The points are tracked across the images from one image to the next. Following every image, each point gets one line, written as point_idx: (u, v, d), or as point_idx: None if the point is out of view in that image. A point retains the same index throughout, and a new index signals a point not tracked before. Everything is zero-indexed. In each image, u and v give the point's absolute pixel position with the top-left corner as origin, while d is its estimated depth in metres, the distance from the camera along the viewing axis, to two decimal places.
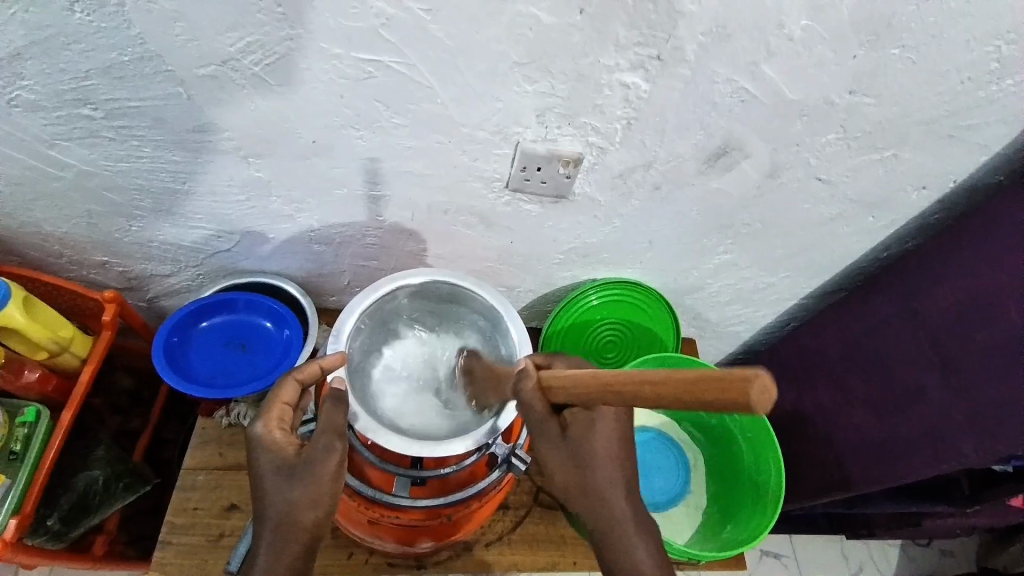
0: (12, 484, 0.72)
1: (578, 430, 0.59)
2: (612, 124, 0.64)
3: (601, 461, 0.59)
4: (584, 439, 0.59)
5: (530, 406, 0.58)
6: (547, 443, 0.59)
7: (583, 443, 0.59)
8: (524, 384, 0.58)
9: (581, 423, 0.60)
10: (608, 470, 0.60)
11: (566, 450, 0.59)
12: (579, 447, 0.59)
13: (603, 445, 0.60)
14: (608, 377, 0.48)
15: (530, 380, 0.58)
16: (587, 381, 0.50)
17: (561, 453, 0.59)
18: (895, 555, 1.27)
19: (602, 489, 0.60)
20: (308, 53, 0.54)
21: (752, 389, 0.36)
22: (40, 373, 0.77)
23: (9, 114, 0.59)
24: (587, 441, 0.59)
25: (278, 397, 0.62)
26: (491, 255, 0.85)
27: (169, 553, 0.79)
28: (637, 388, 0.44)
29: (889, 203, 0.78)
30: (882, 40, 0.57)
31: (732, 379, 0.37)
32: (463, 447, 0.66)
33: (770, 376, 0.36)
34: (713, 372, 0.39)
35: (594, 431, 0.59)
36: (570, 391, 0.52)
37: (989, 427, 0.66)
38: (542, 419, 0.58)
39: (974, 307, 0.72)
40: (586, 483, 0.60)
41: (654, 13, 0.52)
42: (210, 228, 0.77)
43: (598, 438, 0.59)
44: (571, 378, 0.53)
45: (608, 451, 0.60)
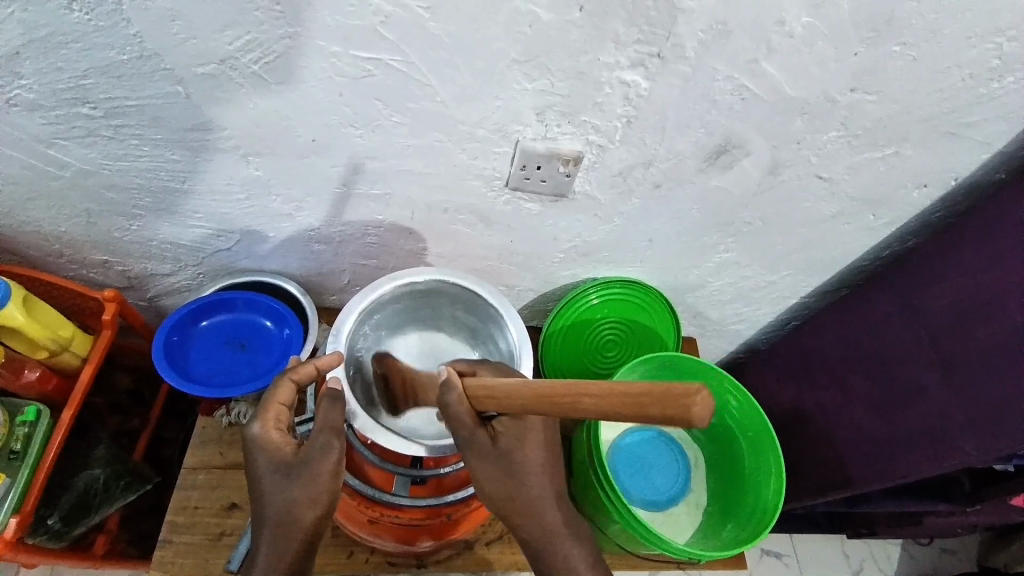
0: (12, 483, 0.72)
1: (504, 439, 0.61)
2: (612, 122, 0.63)
3: (528, 468, 0.61)
4: (511, 447, 0.61)
5: (457, 416, 0.60)
6: (475, 452, 0.60)
7: (510, 451, 0.61)
8: (450, 395, 0.59)
9: (507, 431, 0.61)
10: (537, 477, 0.61)
11: (493, 457, 0.60)
12: (507, 454, 0.60)
13: (530, 453, 0.61)
14: (547, 389, 0.50)
15: (455, 390, 0.59)
16: (523, 390, 0.52)
17: (490, 461, 0.60)
18: (895, 554, 1.27)
19: (531, 495, 0.61)
20: (306, 52, 0.54)
21: (696, 403, 0.40)
22: (40, 373, 0.76)
23: (7, 113, 0.59)
24: (514, 448, 0.61)
25: (276, 397, 0.61)
26: (491, 254, 0.85)
27: (169, 552, 0.79)
28: (580, 399, 0.47)
29: (890, 201, 0.78)
30: (882, 37, 0.56)
31: (674, 393, 0.41)
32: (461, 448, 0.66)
33: (711, 392, 0.40)
34: (657, 389, 0.42)
35: (519, 438, 0.61)
36: (505, 400, 0.54)
37: (990, 426, 0.66)
38: (469, 429, 0.60)
39: (976, 306, 0.72)
40: (516, 490, 0.61)
41: (654, 10, 0.52)
42: (208, 227, 0.77)
43: (525, 445, 0.61)
44: (503, 388, 0.55)
45: (534, 457, 0.61)
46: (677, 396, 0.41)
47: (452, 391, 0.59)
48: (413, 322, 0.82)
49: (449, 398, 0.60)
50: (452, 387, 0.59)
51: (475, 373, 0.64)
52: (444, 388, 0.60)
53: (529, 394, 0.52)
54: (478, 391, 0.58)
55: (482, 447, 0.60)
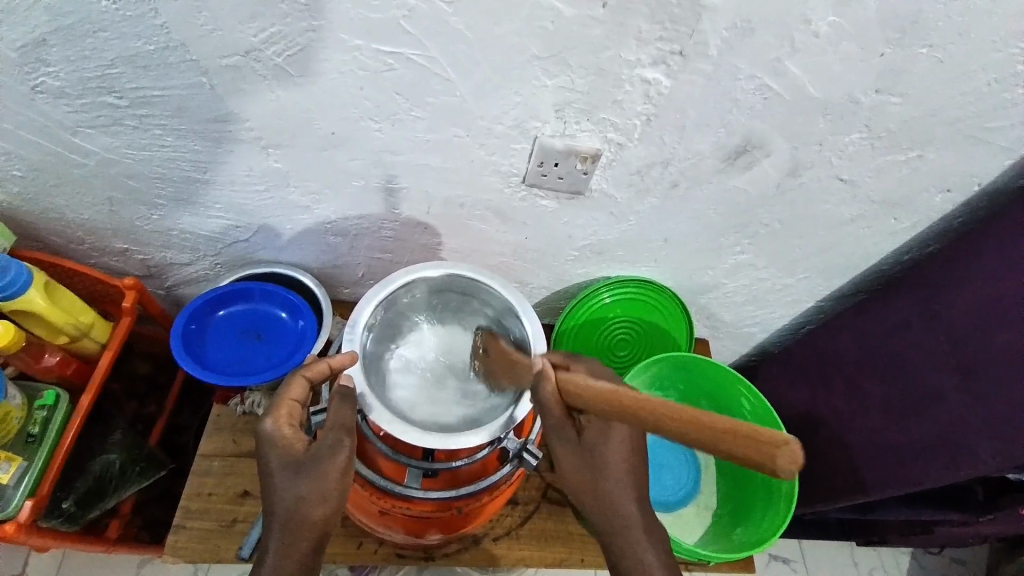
0: (30, 466, 0.73)
1: (591, 433, 0.60)
2: (631, 120, 0.63)
3: (611, 463, 0.61)
4: (596, 443, 0.60)
5: (547, 409, 0.58)
6: (561, 444, 0.60)
7: (596, 446, 0.60)
8: (544, 386, 0.57)
9: (594, 426, 0.60)
10: (619, 474, 0.61)
11: (581, 453, 0.60)
12: (592, 447, 0.60)
13: (615, 449, 0.61)
14: (626, 399, 0.45)
15: (549, 383, 0.56)
16: (608, 396, 0.47)
17: (574, 454, 0.60)
18: (905, 562, 1.26)
19: (611, 489, 0.61)
20: (328, 45, 0.54)
21: (781, 459, 0.35)
22: (59, 358, 0.78)
23: (34, 100, 0.59)
24: (599, 445, 0.60)
25: (289, 394, 0.61)
26: (506, 250, 0.85)
27: (183, 538, 0.80)
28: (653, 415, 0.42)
29: (910, 204, 0.77)
30: (909, 38, 0.56)
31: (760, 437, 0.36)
32: (477, 441, 0.66)
33: (802, 448, 0.36)
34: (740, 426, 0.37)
35: (606, 435, 0.60)
36: (585, 402, 0.52)
37: (1010, 430, 0.65)
38: (558, 422, 0.58)
39: (997, 312, 0.71)
40: (596, 483, 0.61)
41: (678, 7, 0.52)
42: (228, 218, 0.78)
43: (611, 443, 0.61)
44: (589, 388, 0.51)
45: (620, 455, 0.61)
46: (759, 442, 0.36)
47: (547, 381, 0.56)
48: (434, 318, 0.81)
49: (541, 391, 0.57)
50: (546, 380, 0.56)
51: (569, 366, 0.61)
52: (538, 379, 0.57)
53: (610, 402, 0.46)
54: (569, 386, 0.54)
55: (568, 440, 0.60)
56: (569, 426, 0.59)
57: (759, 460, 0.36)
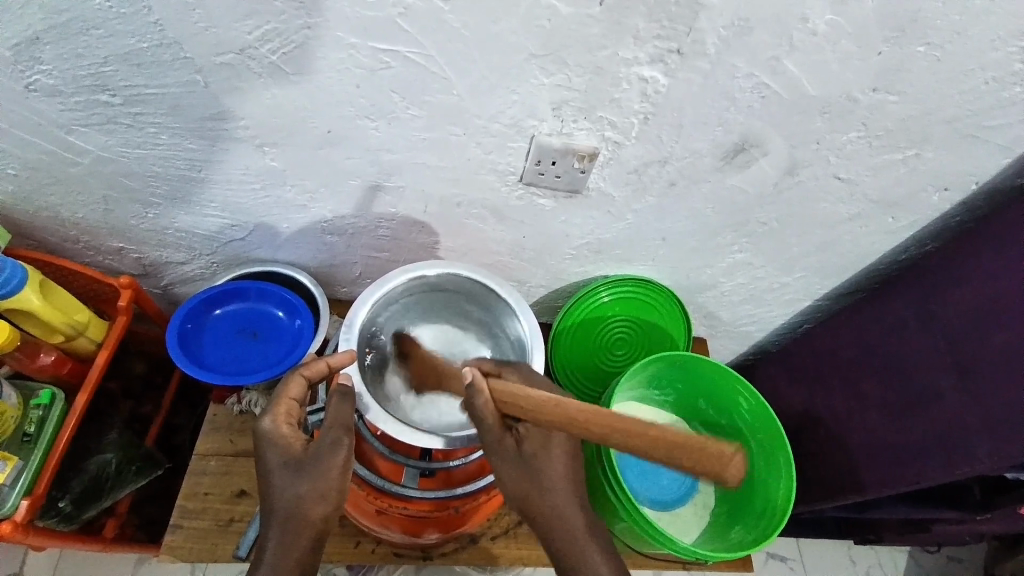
0: (25, 465, 0.73)
1: (529, 445, 0.61)
2: (628, 119, 0.63)
3: (551, 473, 0.61)
4: (537, 453, 0.61)
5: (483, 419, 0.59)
6: (501, 458, 0.60)
7: (535, 456, 0.61)
8: (477, 397, 0.59)
9: (532, 437, 0.61)
10: (561, 485, 0.61)
11: (521, 462, 0.60)
12: (531, 457, 0.60)
13: (555, 460, 0.61)
14: (573, 412, 0.49)
15: (484, 393, 0.58)
16: (552, 408, 0.51)
17: (514, 465, 0.60)
18: (902, 561, 1.26)
19: (554, 500, 0.60)
20: (324, 43, 0.54)
21: (728, 470, 0.43)
22: (55, 357, 0.78)
23: (28, 99, 0.59)
24: (540, 454, 0.61)
25: (287, 393, 0.61)
26: (503, 249, 0.84)
27: (179, 537, 0.80)
28: (608, 434, 0.47)
29: (907, 203, 0.77)
30: (907, 36, 0.56)
31: (709, 453, 0.44)
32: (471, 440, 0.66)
33: (744, 456, 0.44)
34: (694, 440, 0.44)
35: (545, 446, 0.61)
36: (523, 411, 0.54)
37: (1007, 431, 0.65)
38: (495, 433, 0.60)
39: (995, 312, 0.71)
40: (539, 495, 0.60)
41: (675, 5, 0.51)
42: (224, 217, 0.77)
43: (550, 454, 0.61)
44: (528, 399, 0.54)
45: (561, 465, 0.61)
46: (713, 456, 0.44)
47: (479, 392, 0.59)
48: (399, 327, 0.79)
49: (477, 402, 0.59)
50: (479, 390, 0.58)
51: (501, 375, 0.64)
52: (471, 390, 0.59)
53: (557, 414, 0.50)
54: (504, 395, 0.56)
55: (507, 451, 0.60)
56: (507, 436, 0.60)
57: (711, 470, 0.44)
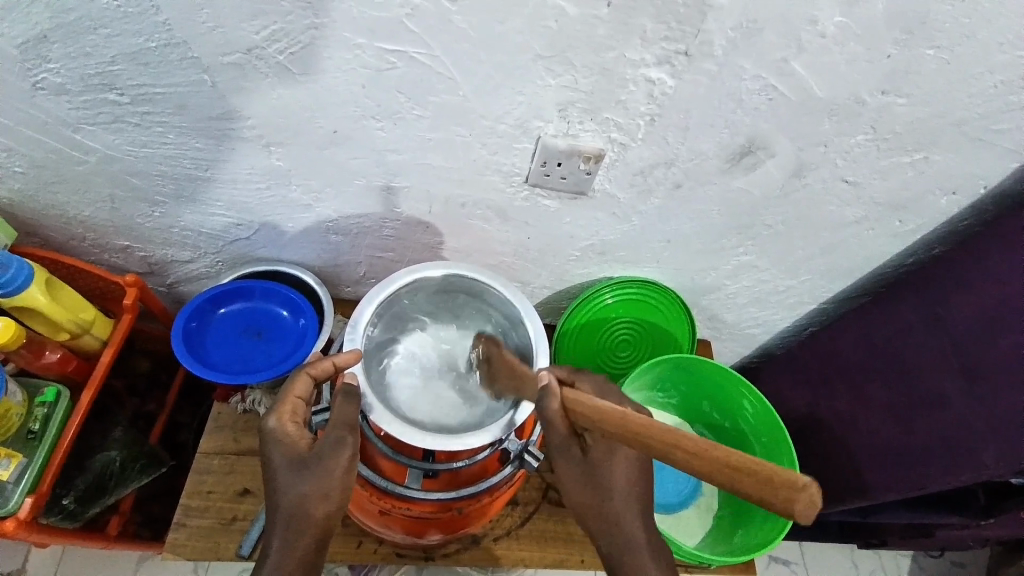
0: (29, 462, 0.73)
1: (596, 453, 0.60)
2: (635, 120, 0.63)
3: (615, 483, 0.60)
4: (602, 463, 0.60)
5: (552, 424, 0.58)
6: (565, 462, 0.60)
7: (600, 465, 0.60)
8: (548, 403, 0.57)
9: (599, 445, 0.60)
10: (623, 495, 0.60)
11: (585, 471, 0.60)
12: (597, 467, 0.60)
13: (619, 469, 0.60)
14: (635, 423, 0.46)
15: (556, 399, 0.57)
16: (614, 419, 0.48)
17: (578, 472, 0.60)
18: (905, 565, 1.25)
19: (615, 508, 0.60)
20: (331, 43, 0.54)
21: (800, 502, 0.37)
22: (60, 355, 0.78)
23: (36, 97, 0.59)
24: (605, 464, 0.60)
25: (292, 391, 0.62)
26: (507, 250, 0.84)
27: (182, 535, 0.80)
28: (669, 449, 0.43)
29: (914, 206, 0.76)
30: (916, 38, 0.55)
31: (778, 480, 0.38)
32: (480, 442, 0.66)
33: (819, 491, 0.37)
34: (764, 467, 0.39)
35: (610, 455, 0.60)
36: (590, 420, 0.52)
37: (1013, 436, 0.65)
38: (562, 438, 0.59)
39: (1002, 315, 0.70)
40: (601, 501, 0.60)
41: (684, 7, 0.51)
42: (230, 216, 0.77)
43: (615, 464, 0.60)
44: (595, 409, 0.52)
45: (624, 477, 0.60)
46: (779, 487, 0.38)
47: (551, 398, 0.57)
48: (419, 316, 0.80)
49: (546, 407, 0.57)
50: (552, 396, 0.57)
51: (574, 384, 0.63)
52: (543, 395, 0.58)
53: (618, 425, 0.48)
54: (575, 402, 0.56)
55: (572, 456, 0.60)
56: (574, 443, 0.59)
57: (779, 502, 0.38)
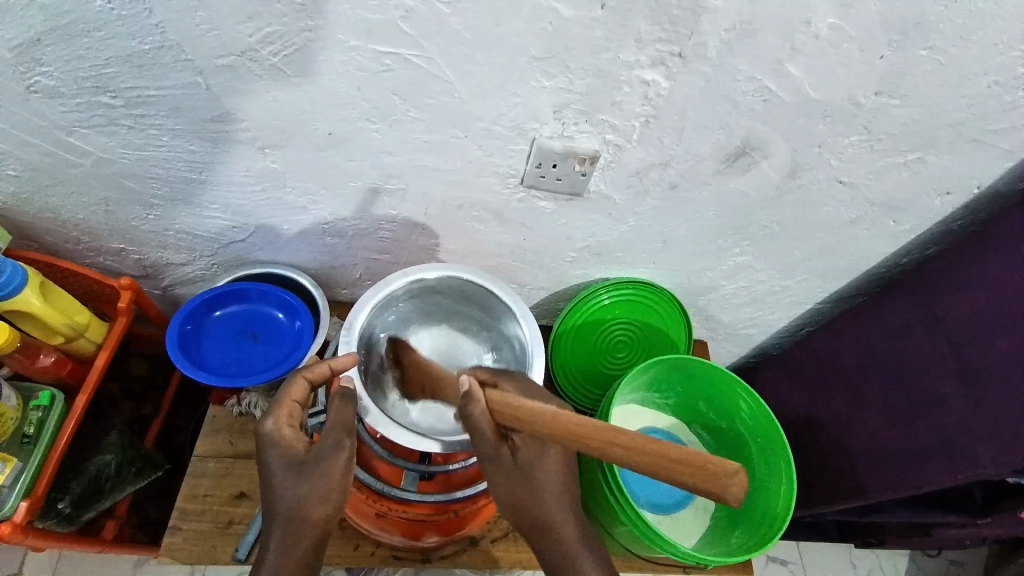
0: (25, 466, 0.73)
1: (524, 454, 0.61)
2: (630, 121, 0.63)
3: (545, 483, 0.61)
4: (532, 463, 0.61)
5: (480, 430, 0.59)
6: (497, 468, 0.60)
7: (529, 465, 0.61)
8: (473, 409, 0.59)
9: (526, 446, 0.61)
10: (555, 493, 0.61)
11: (514, 474, 0.60)
12: (526, 469, 0.61)
13: (548, 468, 0.61)
14: (567, 424, 0.49)
15: (479, 405, 0.58)
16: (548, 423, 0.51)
17: (507, 475, 0.60)
18: (903, 564, 1.26)
19: (546, 508, 0.61)
20: (327, 45, 0.54)
21: (735, 486, 0.45)
22: (55, 358, 0.78)
23: (29, 100, 0.59)
24: (535, 464, 0.61)
25: (289, 395, 0.61)
26: (504, 252, 0.84)
27: (179, 539, 0.79)
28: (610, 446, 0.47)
29: (909, 207, 0.77)
30: (910, 40, 0.56)
31: (713, 471, 0.45)
32: (441, 447, 0.65)
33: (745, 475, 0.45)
34: (698, 459, 0.46)
35: (539, 456, 0.61)
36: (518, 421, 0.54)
37: (1011, 438, 0.65)
38: (493, 446, 0.59)
39: (1000, 315, 0.70)
40: (533, 504, 0.61)
41: (679, 9, 0.51)
42: (226, 218, 0.77)
43: (544, 463, 0.61)
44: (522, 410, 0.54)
45: (553, 475, 0.61)
46: (716, 473, 0.45)
47: (476, 404, 0.58)
48: (414, 320, 0.80)
49: (472, 412, 0.59)
50: (476, 401, 0.58)
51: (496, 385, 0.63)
52: (468, 401, 0.59)
53: (552, 426, 0.50)
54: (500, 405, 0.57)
55: (501, 461, 0.60)
56: (503, 447, 0.60)
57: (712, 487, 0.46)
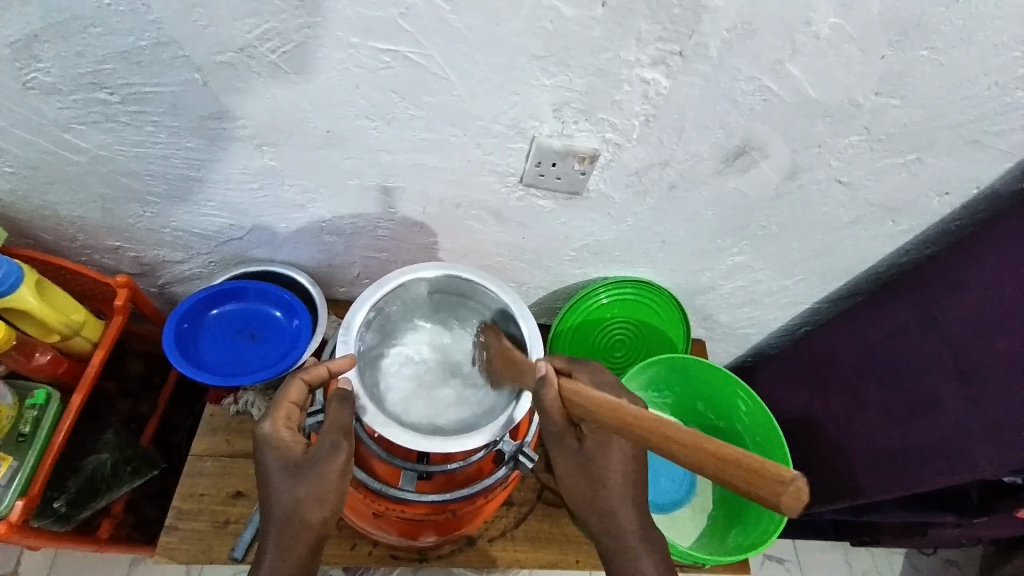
0: (20, 465, 0.72)
1: (590, 443, 0.59)
2: (630, 121, 0.63)
3: (610, 475, 0.60)
4: (596, 453, 0.60)
5: (548, 413, 0.57)
6: (560, 450, 0.60)
7: (594, 455, 0.60)
8: (546, 393, 0.56)
9: (594, 435, 0.59)
10: (618, 486, 0.60)
11: (578, 462, 0.60)
12: (590, 457, 0.60)
13: (612, 458, 0.60)
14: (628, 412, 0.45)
15: (552, 390, 0.56)
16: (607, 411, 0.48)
17: (571, 461, 0.60)
18: (899, 563, 1.26)
19: (607, 500, 0.60)
20: (326, 42, 0.54)
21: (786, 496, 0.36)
22: (51, 356, 0.77)
23: (25, 96, 0.59)
24: (599, 457, 0.60)
25: (286, 397, 0.61)
26: (502, 251, 0.84)
27: (174, 539, 0.79)
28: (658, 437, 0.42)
29: (907, 208, 0.77)
30: (910, 40, 0.56)
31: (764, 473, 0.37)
32: (486, 438, 0.66)
33: (808, 484, 0.36)
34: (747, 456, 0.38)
35: (606, 445, 0.60)
36: (587, 411, 0.51)
37: (1004, 435, 0.66)
38: (558, 428, 0.58)
39: (1000, 318, 0.70)
40: (591, 495, 0.60)
41: (679, 8, 0.51)
42: (223, 217, 0.77)
43: (610, 454, 0.60)
44: (593, 399, 0.51)
45: (617, 468, 0.60)
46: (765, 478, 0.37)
47: (548, 389, 0.56)
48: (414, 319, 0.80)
49: (543, 395, 0.57)
50: (549, 385, 0.56)
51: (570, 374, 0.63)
52: (540, 385, 0.57)
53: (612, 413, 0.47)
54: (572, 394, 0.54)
55: (567, 446, 0.59)
56: (569, 433, 0.59)
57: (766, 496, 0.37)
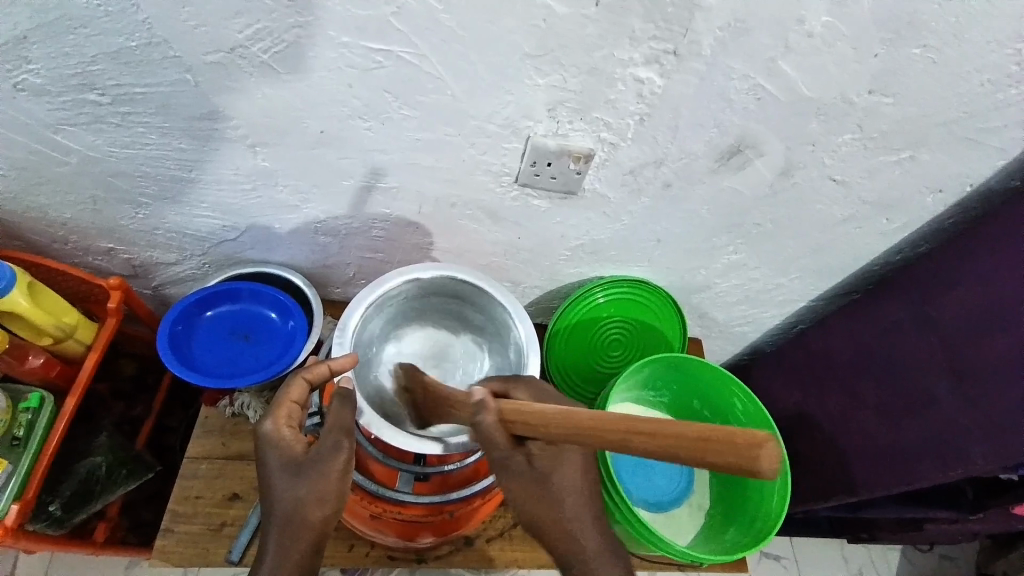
0: (15, 468, 0.72)
1: (542, 462, 0.59)
2: (624, 120, 0.63)
3: (564, 491, 0.60)
4: (549, 470, 0.59)
5: (492, 438, 0.57)
6: (513, 476, 0.58)
7: (546, 473, 0.59)
8: (484, 418, 0.56)
9: (544, 452, 0.59)
10: (575, 501, 0.60)
11: (532, 482, 0.58)
12: (543, 476, 0.59)
13: (565, 472, 0.60)
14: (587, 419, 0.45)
15: (491, 414, 0.56)
16: (563, 420, 0.47)
17: (526, 482, 0.58)
18: (895, 559, 1.27)
19: (567, 516, 0.59)
20: (317, 41, 0.53)
21: (765, 458, 0.36)
22: (43, 360, 0.76)
23: (15, 98, 0.58)
24: (551, 472, 0.59)
25: (288, 395, 0.59)
26: (498, 250, 0.84)
27: (170, 542, 0.79)
28: (627, 437, 0.42)
29: (902, 205, 0.77)
30: (903, 38, 0.55)
31: (741, 442, 0.37)
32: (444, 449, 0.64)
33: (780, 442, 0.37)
34: (718, 431, 0.39)
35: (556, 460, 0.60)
36: (535, 428, 0.51)
37: (1002, 435, 0.65)
38: (505, 453, 0.57)
39: (994, 315, 0.70)
40: (557, 514, 0.59)
41: (672, 6, 0.51)
42: (216, 218, 0.76)
43: (561, 468, 0.60)
44: (536, 416, 0.51)
45: (570, 482, 0.60)
46: (740, 446, 0.37)
47: (487, 413, 0.56)
48: (406, 321, 0.80)
49: (482, 419, 0.57)
50: (486, 409, 0.56)
51: (508, 393, 0.62)
52: (478, 410, 0.57)
53: (569, 424, 0.47)
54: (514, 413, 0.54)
55: (517, 469, 0.58)
56: (518, 454, 0.58)
57: (742, 464, 0.37)
